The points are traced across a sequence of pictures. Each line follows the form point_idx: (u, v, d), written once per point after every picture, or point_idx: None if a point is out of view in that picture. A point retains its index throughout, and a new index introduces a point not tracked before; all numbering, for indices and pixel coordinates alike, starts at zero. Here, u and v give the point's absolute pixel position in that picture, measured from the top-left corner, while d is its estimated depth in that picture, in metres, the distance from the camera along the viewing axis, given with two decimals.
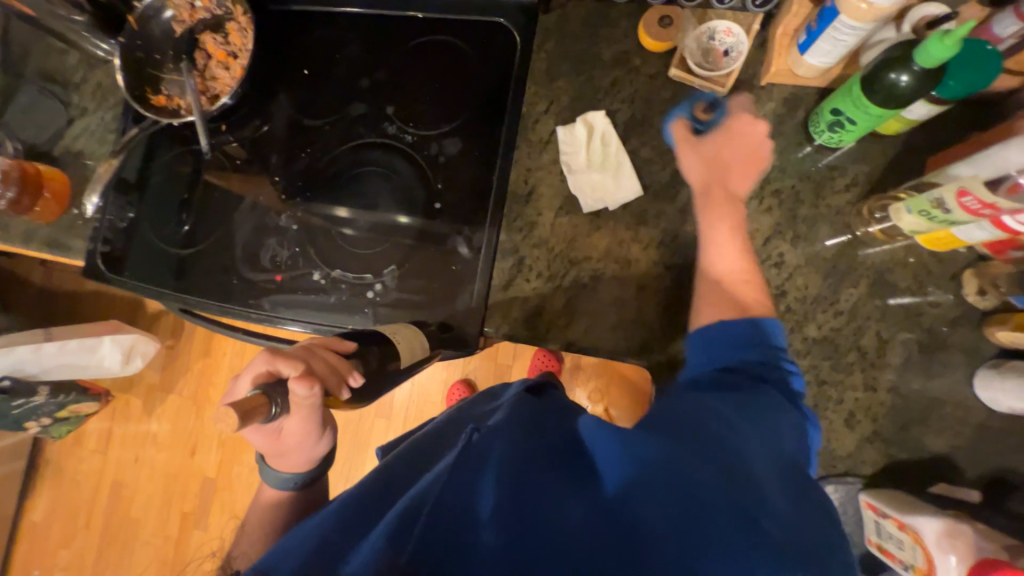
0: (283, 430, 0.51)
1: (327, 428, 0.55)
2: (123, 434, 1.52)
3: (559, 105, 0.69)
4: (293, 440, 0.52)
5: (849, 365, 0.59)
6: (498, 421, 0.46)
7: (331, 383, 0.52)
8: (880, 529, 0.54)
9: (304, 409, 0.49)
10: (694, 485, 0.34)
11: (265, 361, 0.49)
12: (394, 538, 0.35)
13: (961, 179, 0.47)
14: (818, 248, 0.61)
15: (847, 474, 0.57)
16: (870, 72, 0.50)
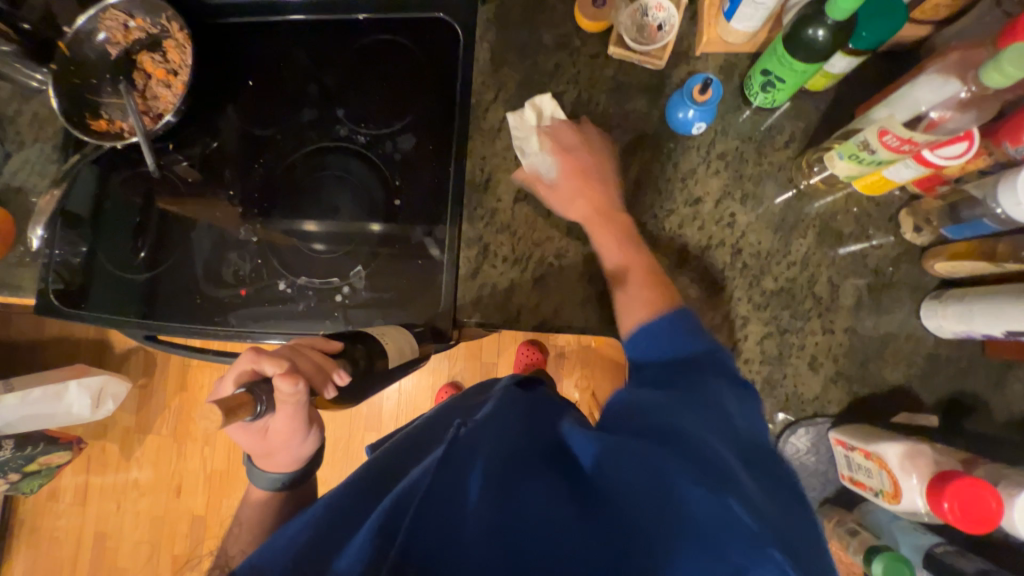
0: (269, 430, 0.51)
1: (313, 428, 0.54)
2: (101, 484, 1.44)
3: (507, 92, 0.70)
4: (280, 439, 0.52)
5: (807, 312, 0.62)
6: (487, 413, 0.45)
7: (318, 381, 0.50)
8: (849, 462, 0.56)
9: (290, 407, 0.48)
10: (684, 494, 0.35)
11: (250, 360, 0.49)
12: (382, 524, 0.34)
13: (880, 120, 0.50)
14: (767, 204, 0.64)
15: (816, 415, 0.60)
16: (790, 31, 0.53)
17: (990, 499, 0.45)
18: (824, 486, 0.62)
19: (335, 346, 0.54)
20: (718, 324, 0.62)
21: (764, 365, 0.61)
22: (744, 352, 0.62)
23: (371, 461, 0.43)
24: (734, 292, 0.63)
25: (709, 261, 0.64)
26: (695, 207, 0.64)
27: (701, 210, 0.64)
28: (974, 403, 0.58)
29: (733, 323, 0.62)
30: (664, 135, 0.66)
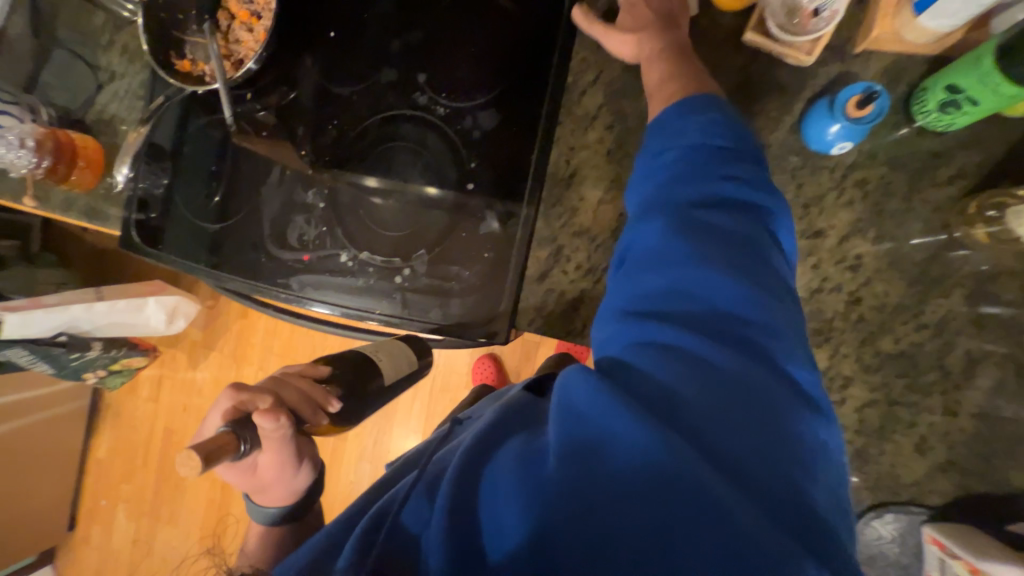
0: (258, 466, 0.52)
1: (304, 461, 0.55)
2: (172, 380, 1.61)
3: (610, 76, 0.62)
4: (271, 473, 0.52)
5: (928, 385, 0.52)
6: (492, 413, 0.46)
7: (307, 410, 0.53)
8: (943, 568, 0.48)
9: (277, 444, 0.50)
10: (629, 440, 0.34)
11: (231, 398, 0.50)
12: (366, 534, 0.41)
13: None
14: (907, 250, 0.53)
15: (911, 503, 0.52)
16: (1012, 39, 0.42)
17: None
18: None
19: (319, 374, 0.59)
20: None
21: (859, 435, 0.53)
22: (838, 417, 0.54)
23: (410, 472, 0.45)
24: (841, 346, 0.54)
25: (818, 306, 0.54)
26: (814, 240, 0.54)
27: (820, 245, 0.54)
28: None
29: (831, 381, 0.54)
30: (794, 149, 0.55)
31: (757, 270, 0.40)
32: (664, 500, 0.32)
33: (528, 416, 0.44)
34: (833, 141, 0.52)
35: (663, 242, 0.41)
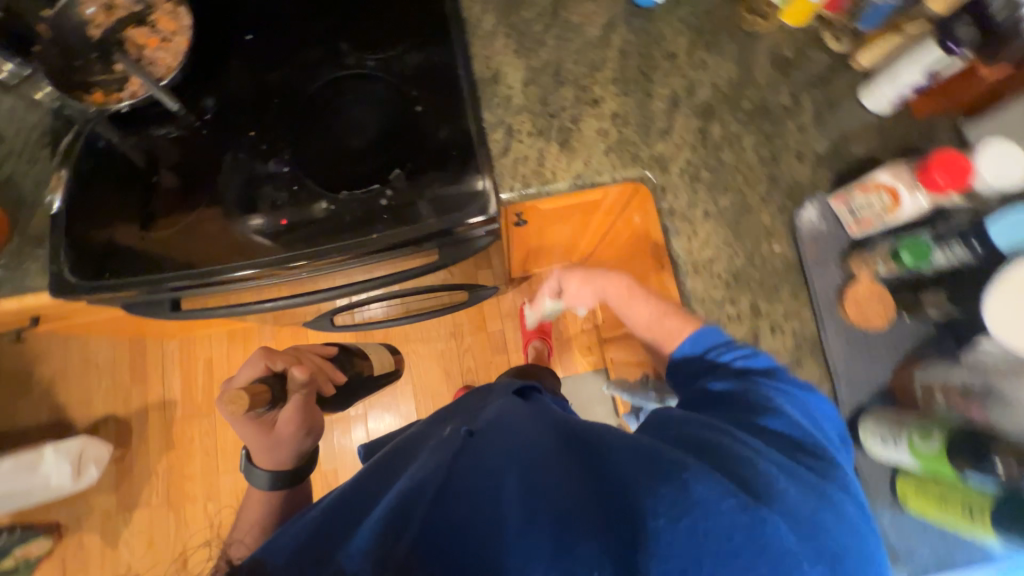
0: (277, 422, 0.65)
1: (310, 433, 0.69)
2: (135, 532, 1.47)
3: (493, 4, 0.80)
4: (285, 433, 0.65)
5: (781, 119, 0.76)
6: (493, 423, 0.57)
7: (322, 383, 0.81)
8: (852, 210, 0.66)
9: (292, 408, 0.65)
10: (675, 490, 0.43)
11: (266, 360, 0.69)
12: (388, 527, 0.45)
13: None
14: (726, 48, 0.78)
15: (815, 192, 0.72)
16: None
17: (961, 158, 0.57)
18: (840, 243, 0.70)
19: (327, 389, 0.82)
20: (718, 143, 0.75)
21: (762, 166, 0.74)
22: (745, 160, 0.74)
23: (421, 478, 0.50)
24: (722, 117, 0.76)
25: (695, 99, 0.77)
26: (672, 60, 0.78)
27: (677, 61, 0.78)
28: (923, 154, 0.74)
29: (730, 140, 0.75)
30: (632, 13, 0.79)
31: (782, 435, 0.51)
32: (693, 541, 0.41)
33: (561, 451, 0.51)
34: None
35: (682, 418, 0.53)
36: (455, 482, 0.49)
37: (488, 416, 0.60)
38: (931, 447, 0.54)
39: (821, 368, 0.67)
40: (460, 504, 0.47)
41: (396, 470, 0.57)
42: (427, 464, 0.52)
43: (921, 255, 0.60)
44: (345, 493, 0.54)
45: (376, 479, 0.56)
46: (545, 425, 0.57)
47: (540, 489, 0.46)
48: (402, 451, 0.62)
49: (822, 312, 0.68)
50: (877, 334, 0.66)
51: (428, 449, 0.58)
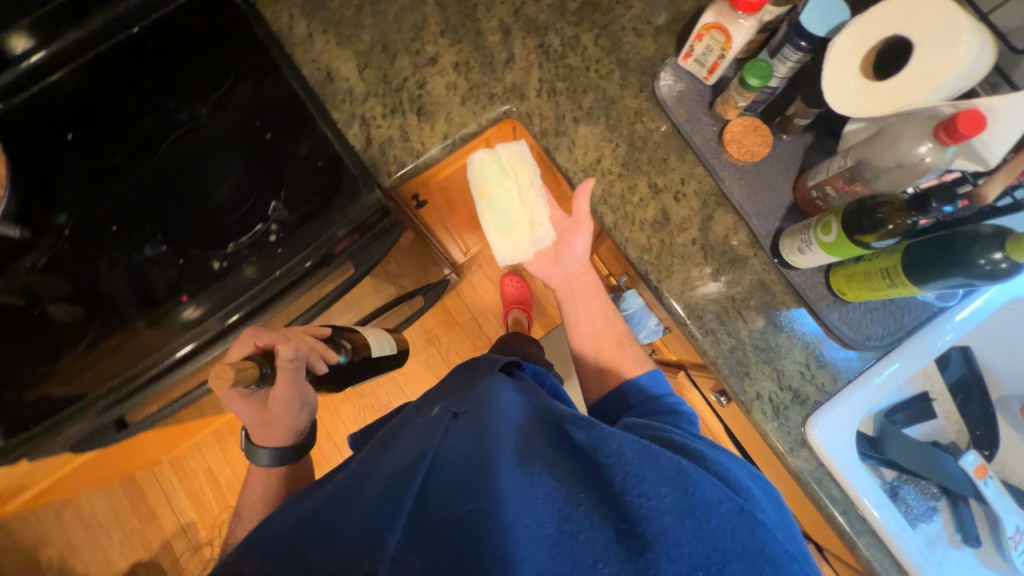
0: (271, 399, 0.64)
1: (307, 407, 0.68)
2: None
3: (297, 7, 0.78)
4: (279, 409, 0.65)
5: (609, 5, 0.76)
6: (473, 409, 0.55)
7: (318, 358, 0.67)
8: (699, 60, 0.69)
9: (285, 381, 0.61)
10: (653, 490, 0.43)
11: (257, 338, 0.61)
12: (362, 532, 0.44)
13: None
14: None
15: (664, 60, 0.74)
16: None
17: None
18: (703, 96, 0.72)
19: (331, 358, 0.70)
20: (561, 51, 0.75)
21: (609, 55, 0.75)
22: (592, 57, 0.75)
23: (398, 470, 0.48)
24: (555, 26, 0.76)
25: (525, 19, 0.76)
26: None
27: None
28: None
29: (571, 45, 0.75)
30: None
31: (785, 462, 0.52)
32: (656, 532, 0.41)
33: (544, 439, 0.51)
34: None
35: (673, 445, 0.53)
36: (445, 472, 0.47)
37: (479, 396, 0.57)
38: (832, 238, 0.56)
39: (731, 214, 0.70)
40: (447, 491, 0.46)
41: (372, 462, 0.56)
42: (411, 449, 0.50)
43: (764, 74, 0.59)
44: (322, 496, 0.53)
45: (352, 475, 0.54)
46: (523, 415, 0.55)
47: (527, 476, 0.45)
48: (382, 440, 0.60)
49: (711, 164, 0.70)
50: (765, 162, 0.69)
51: (412, 435, 0.55)
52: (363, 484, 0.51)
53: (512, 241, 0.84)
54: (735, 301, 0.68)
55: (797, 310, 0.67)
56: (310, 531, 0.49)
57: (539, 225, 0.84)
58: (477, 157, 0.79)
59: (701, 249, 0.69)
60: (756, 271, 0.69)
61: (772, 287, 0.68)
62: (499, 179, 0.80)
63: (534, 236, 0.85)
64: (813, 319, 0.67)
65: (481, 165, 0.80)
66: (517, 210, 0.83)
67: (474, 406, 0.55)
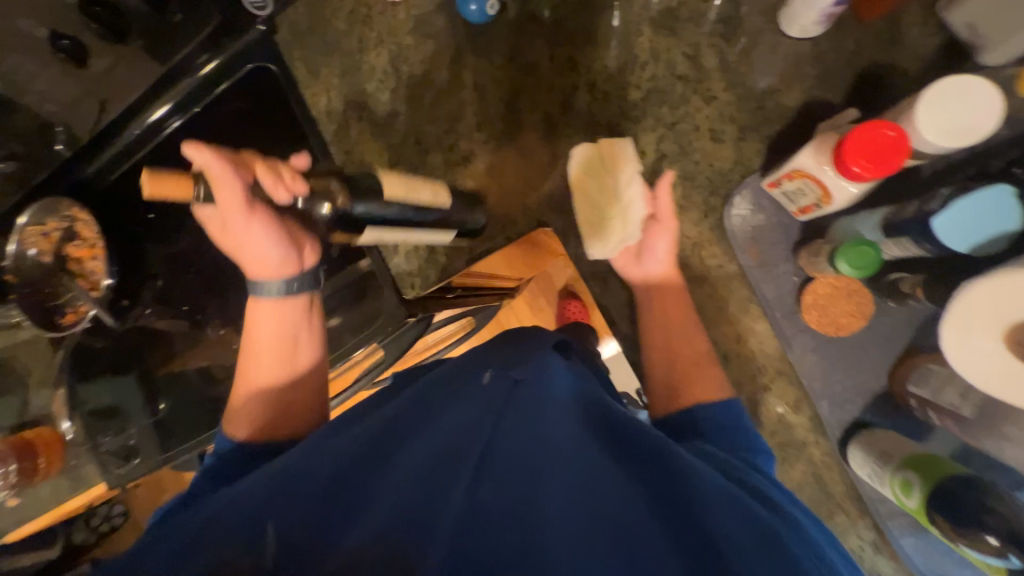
0: (225, 221, 0.45)
1: (287, 240, 0.47)
2: None
3: (334, 87, 0.72)
4: (239, 230, 0.45)
5: (684, 95, 0.61)
6: (540, 380, 0.36)
7: (291, 194, 0.44)
8: (787, 197, 0.53)
9: (237, 199, 0.42)
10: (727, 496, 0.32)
11: (215, 156, 0.40)
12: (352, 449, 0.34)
13: None
14: (596, 28, 0.63)
15: (744, 178, 0.58)
16: None
17: (883, 130, 0.40)
18: (788, 234, 0.56)
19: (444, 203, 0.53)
20: None
21: (673, 164, 0.61)
22: (651, 166, 0.62)
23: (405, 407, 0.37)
24: (611, 119, 0.63)
25: (575, 109, 0.64)
26: (536, 72, 0.65)
27: (542, 71, 0.65)
28: (887, 74, 0.55)
29: None
30: (476, 32, 0.67)
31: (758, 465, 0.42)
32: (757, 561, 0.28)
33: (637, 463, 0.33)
34: (483, 10, 0.64)
35: (796, 509, 0.36)
36: (502, 449, 0.31)
37: (539, 362, 0.38)
38: (913, 505, 0.43)
39: (794, 387, 0.57)
40: (496, 482, 0.30)
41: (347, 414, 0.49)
42: (453, 418, 0.34)
43: (867, 263, 0.45)
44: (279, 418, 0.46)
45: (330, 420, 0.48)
46: (610, 421, 0.36)
47: (585, 468, 0.32)
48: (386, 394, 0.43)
49: (781, 325, 0.56)
50: (856, 336, 0.54)
51: (443, 403, 0.36)
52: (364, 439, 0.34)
53: (599, 243, 0.60)
54: None
55: (858, 519, 0.56)
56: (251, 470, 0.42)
57: (629, 235, 0.58)
58: (574, 149, 0.60)
59: (748, 423, 0.59)
60: (812, 462, 0.57)
61: (830, 486, 0.56)
62: (597, 173, 0.60)
63: (620, 247, 0.59)
64: (878, 534, 0.55)
65: (579, 154, 0.60)
66: (610, 209, 0.59)
67: (536, 376, 0.37)
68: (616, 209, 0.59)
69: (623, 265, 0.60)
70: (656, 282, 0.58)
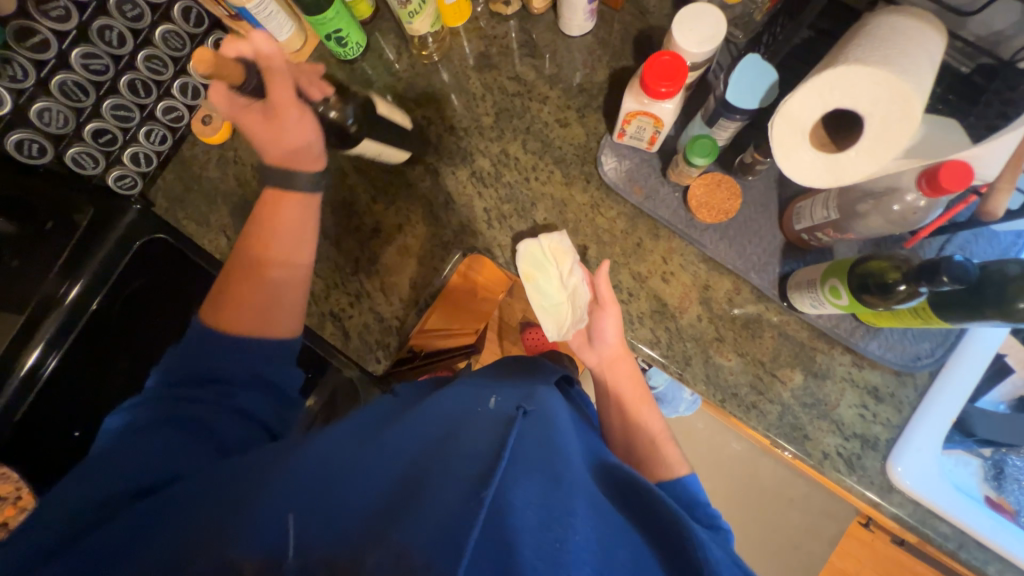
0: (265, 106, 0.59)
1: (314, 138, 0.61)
2: None
3: (230, 226, 0.76)
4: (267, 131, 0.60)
5: (525, 106, 0.73)
6: (547, 422, 0.44)
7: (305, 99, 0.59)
8: (635, 138, 0.65)
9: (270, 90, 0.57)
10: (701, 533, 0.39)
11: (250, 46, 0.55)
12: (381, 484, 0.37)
13: None
14: (434, 89, 0.75)
15: (600, 142, 0.70)
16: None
17: (661, 56, 0.53)
18: (653, 165, 0.67)
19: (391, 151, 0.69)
20: (495, 172, 0.72)
21: (544, 157, 0.72)
22: (528, 165, 0.72)
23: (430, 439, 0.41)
24: (479, 147, 0.73)
25: (447, 152, 0.74)
26: None
27: (406, 136, 0.75)
28: (653, 32, 0.72)
29: (503, 161, 0.72)
30: None
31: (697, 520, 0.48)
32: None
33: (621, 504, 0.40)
34: None
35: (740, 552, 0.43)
36: (521, 461, 0.37)
37: (539, 401, 0.47)
38: (846, 301, 0.52)
39: (726, 275, 0.66)
40: (519, 486, 0.35)
41: (289, 400, 0.57)
42: (478, 440, 0.39)
43: (708, 150, 0.56)
44: (213, 403, 0.50)
45: (273, 413, 0.54)
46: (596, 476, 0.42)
47: (584, 489, 0.37)
48: (372, 423, 0.48)
49: (688, 233, 0.66)
50: (742, 213, 0.65)
51: (463, 432, 0.41)
52: (383, 472, 0.38)
53: (554, 328, 0.68)
54: (765, 364, 0.64)
55: (833, 350, 0.63)
56: (169, 434, 0.46)
57: (578, 319, 0.66)
58: (521, 247, 0.67)
59: (710, 323, 0.66)
60: (774, 325, 0.64)
61: (798, 337, 0.64)
62: (542, 266, 0.67)
63: (572, 330, 0.67)
64: (853, 354, 0.63)
65: (525, 252, 0.68)
66: (560, 295, 0.67)
67: (541, 411, 0.45)
68: (565, 295, 0.67)
69: (579, 348, 0.67)
70: (609, 362, 0.66)
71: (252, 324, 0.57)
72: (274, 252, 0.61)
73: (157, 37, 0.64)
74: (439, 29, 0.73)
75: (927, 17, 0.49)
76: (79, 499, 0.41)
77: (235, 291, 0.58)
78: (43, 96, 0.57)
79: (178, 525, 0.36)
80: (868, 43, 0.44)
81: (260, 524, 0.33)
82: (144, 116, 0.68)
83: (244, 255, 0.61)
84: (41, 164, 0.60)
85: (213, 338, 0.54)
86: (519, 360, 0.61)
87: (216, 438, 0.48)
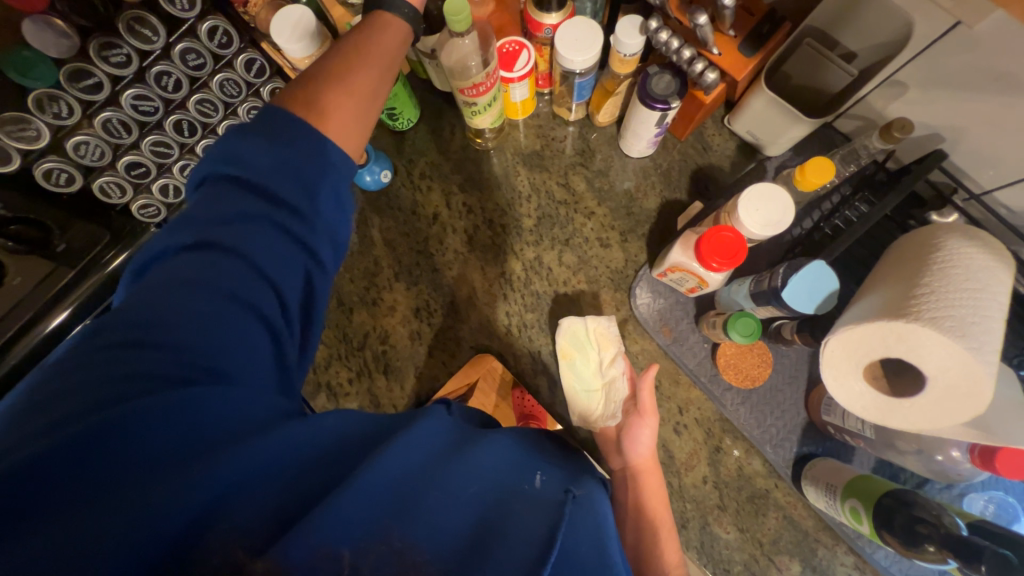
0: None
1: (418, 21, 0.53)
2: None
3: None
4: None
5: (568, 216, 0.72)
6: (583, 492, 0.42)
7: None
8: (674, 282, 0.62)
9: None
10: None
11: None
12: (442, 513, 0.34)
13: (564, 60, 0.58)
14: (480, 176, 0.74)
15: (637, 271, 0.68)
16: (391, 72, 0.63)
17: (722, 232, 0.51)
18: (687, 312, 0.66)
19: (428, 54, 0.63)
20: (525, 278, 0.70)
21: (578, 272, 0.70)
22: (558, 277, 0.70)
23: (490, 493, 0.37)
24: (515, 246, 0.71)
25: (479, 242, 0.72)
26: (438, 220, 0.73)
27: (443, 218, 0.73)
28: (711, 171, 0.70)
29: (535, 266, 0.71)
30: (374, 195, 0.73)
31: None
32: None
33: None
34: (378, 179, 0.71)
35: None
36: (570, 561, 0.35)
37: (587, 485, 0.44)
38: (867, 530, 0.50)
39: (741, 441, 0.63)
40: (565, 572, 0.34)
41: (338, 237, 0.45)
42: (532, 510, 0.37)
43: (749, 329, 0.55)
44: (258, 229, 0.39)
45: (319, 246, 0.43)
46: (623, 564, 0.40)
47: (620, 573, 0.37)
48: (456, 434, 0.43)
49: (710, 388, 0.63)
50: (768, 382, 0.62)
51: (516, 493, 0.39)
52: (448, 524, 0.34)
53: (581, 416, 0.65)
54: (764, 546, 0.61)
55: (836, 547, 0.60)
56: (210, 268, 0.37)
57: (609, 415, 0.64)
58: (564, 322, 0.67)
59: (715, 488, 0.62)
60: (781, 506, 0.61)
61: (803, 525, 0.61)
62: (582, 347, 0.66)
63: (599, 425, 0.64)
64: (857, 556, 0.60)
65: (567, 328, 0.67)
66: (596, 381, 0.65)
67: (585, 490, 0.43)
68: (601, 383, 0.65)
69: (608, 448, 0.63)
70: (636, 472, 0.59)
71: (338, 135, 0.45)
72: (374, 63, 0.48)
73: (214, 83, 0.61)
74: (500, 123, 0.71)
75: (998, 245, 0.42)
76: (121, 334, 0.34)
77: (334, 91, 0.45)
78: (83, 130, 0.54)
79: (247, 491, 0.31)
80: (953, 268, 0.40)
81: (319, 522, 0.30)
82: (183, 152, 0.65)
83: (343, 53, 0.47)
84: (66, 192, 0.56)
85: (275, 122, 0.42)
86: (560, 442, 0.54)
87: (265, 296, 0.39)
